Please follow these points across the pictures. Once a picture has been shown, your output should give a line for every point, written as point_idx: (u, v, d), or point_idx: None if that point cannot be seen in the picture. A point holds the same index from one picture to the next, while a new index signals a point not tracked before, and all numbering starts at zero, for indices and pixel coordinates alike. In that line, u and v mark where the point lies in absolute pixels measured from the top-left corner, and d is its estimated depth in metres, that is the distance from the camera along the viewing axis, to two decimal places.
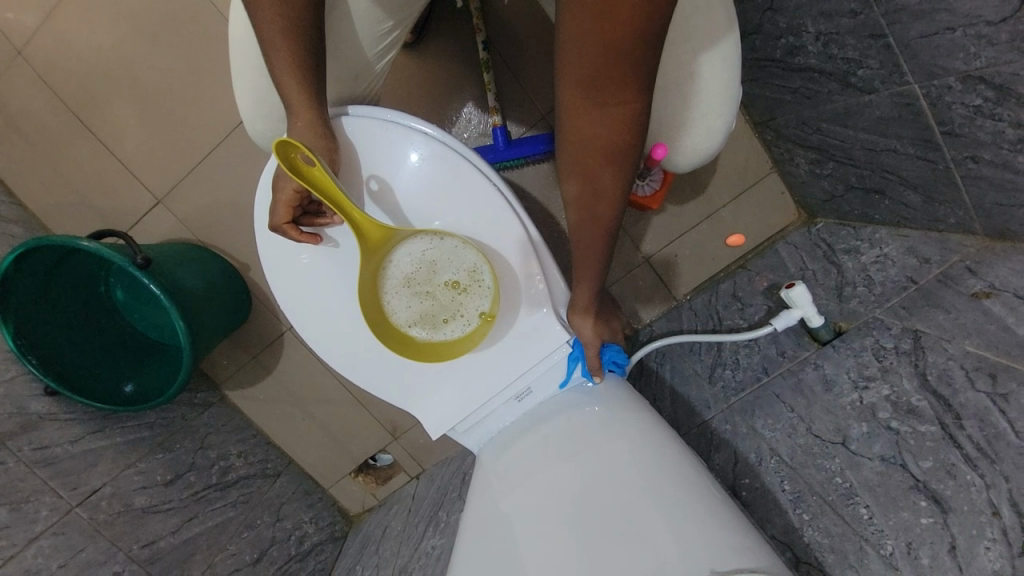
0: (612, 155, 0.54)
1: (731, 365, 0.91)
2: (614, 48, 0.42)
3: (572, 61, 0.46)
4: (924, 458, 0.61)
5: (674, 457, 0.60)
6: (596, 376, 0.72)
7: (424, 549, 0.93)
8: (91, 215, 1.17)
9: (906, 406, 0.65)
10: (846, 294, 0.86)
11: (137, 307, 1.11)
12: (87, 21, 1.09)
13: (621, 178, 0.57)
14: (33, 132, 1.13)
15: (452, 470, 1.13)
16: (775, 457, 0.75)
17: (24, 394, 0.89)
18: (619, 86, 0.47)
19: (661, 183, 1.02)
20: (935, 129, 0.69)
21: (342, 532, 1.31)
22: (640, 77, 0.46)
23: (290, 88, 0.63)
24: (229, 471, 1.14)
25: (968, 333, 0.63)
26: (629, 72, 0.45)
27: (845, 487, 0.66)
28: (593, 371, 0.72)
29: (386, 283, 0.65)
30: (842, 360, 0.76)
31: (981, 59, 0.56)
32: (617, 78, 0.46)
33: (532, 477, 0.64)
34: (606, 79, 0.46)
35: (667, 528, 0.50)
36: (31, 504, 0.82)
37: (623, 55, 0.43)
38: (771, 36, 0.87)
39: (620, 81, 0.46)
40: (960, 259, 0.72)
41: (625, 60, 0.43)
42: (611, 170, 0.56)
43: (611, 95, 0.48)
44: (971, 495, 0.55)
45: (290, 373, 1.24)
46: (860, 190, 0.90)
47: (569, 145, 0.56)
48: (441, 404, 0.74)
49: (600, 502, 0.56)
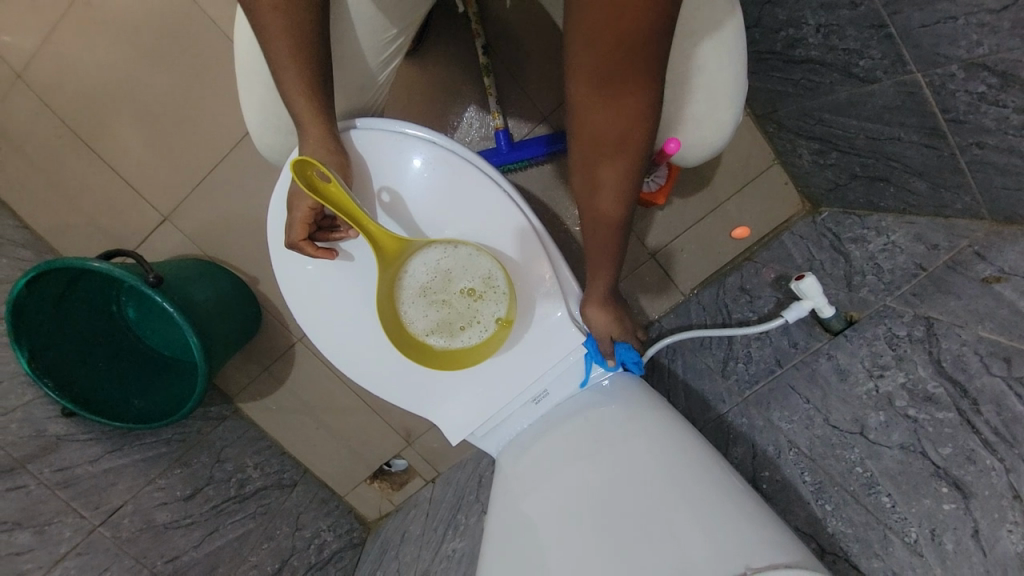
0: (623, 150, 0.54)
1: (744, 358, 0.92)
2: (625, 41, 0.43)
3: (583, 57, 0.46)
4: (943, 445, 0.61)
5: (697, 453, 0.60)
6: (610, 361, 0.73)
7: (445, 552, 0.94)
8: (97, 234, 1.17)
9: (922, 393, 0.65)
10: (855, 283, 0.86)
11: (150, 324, 1.12)
12: (86, 42, 1.09)
13: (631, 174, 0.57)
14: (36, 155, 1.14)
15: (467, 473, 1.14)
16: (794, 449, 0.76)
17: (41, 416, 0.90)
18: (629, 81, 0.47)
19: (666, 179, 1.03)
20: (939, 117, 0.69)
21: (361, 538, 1.31)
22: (650, 70, 0.46)
23: (299, 104, 0.63)
24: (247, 483, 1.15)
25: (981, 318, 0.63)
26: (640, 65, 0.45)
27: (866, 476, 0.67)
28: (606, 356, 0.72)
29: (402, 293, 0.65)
30: (855, 349, 0.77)
31: (983, 47, 0.57)
32: (628, 71, 0.46)
33: (556, 479, 0.64)
34: (618, 72, 0.46)
35: (697, 526, 0.50)
36: (55, 525, 0.83)
37: (633, 48, 0.43)
38: (770, 29, 0.87)
39: (629, 74, 0.46)
40: (969, 243, 0.73)
41: (636, 53, 0.44)
42: (620, 164, 0.56)
43: (621, 89, 0.48)
44: (991, 480, 0.56)
45: (302, 383, 1.24)
46: (865, 178, 0.91)
47: (579, 142, 0.56)
48: (461, 411, 0.75)
49: (627, 502, 0.56)
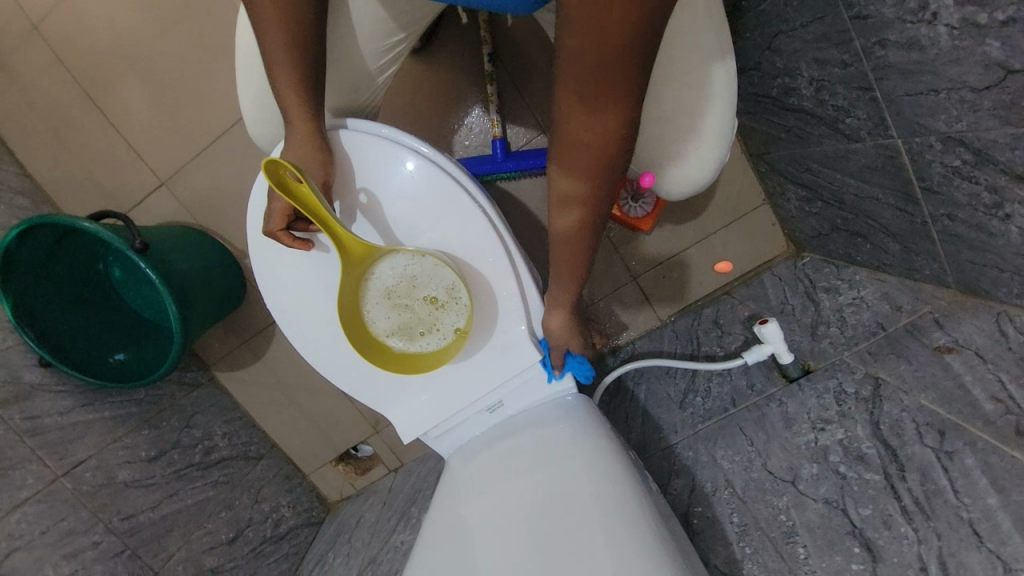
0: (607, 156, 0.52)
1: (703, 392, 0.94)
2: (615, 33, 0.40)
3: (570, 49, 0.43)
4: (864, 506, 0.63)
5: (628, 483, 0.62)
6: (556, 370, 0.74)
7: (392, 543, 0.96)
8: (95, 191, 1.19)
9: (856, 451, 0.67)
10: (819, 333, 0.88)
11: (134, 285, 1.14)
12: (104, 3, 1.11)
13: (609, 184, 0.55)
14: (45, 107, 1.16)
15: (427, 468, 1.16)
16: (729, 489, 0.78)
17: (18, 363, 0.93)
18: (615, 90, 0.45)
19: (653, 207, 1.04)
20: (915, 184, 0.70)
21: (319, 518, 1.34)
22: (638, 77, 0.44)
23: (289, 99, 0.66)
24: (212, 452, 1.18)
25: (925, 386, 0.65)
26: (630, 67, 0.43)
27: (788, 525, 0.69)
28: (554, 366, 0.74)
29: (367, 293, 0.68)
30: (805, 398, 0.79)
31: (962, 122, 0.58)
32: (611, 85, 0.45)
33: (492, 490, 0.66)
34: (604, 76, 0.44)
35: (610, 554, 0.53)
36: (18, 471, 0.85)
37: (619, 61, 0.42)
38: (768, 74, 0.88)
39: (611, 94, 0.46)
40: (930, 310, 0.74)
41: (621, 68, 0.43)
42: (602, 174, 0.54)
43: (605, 100, 0.46)
44: (902, 548, 0.58)
45: (278, 360, 1.27)
46: (845, 232, 0.92)
47: (558, 149, 0.54)
48: (416, 411, 0.77)
49: (551, 521, 0.58)
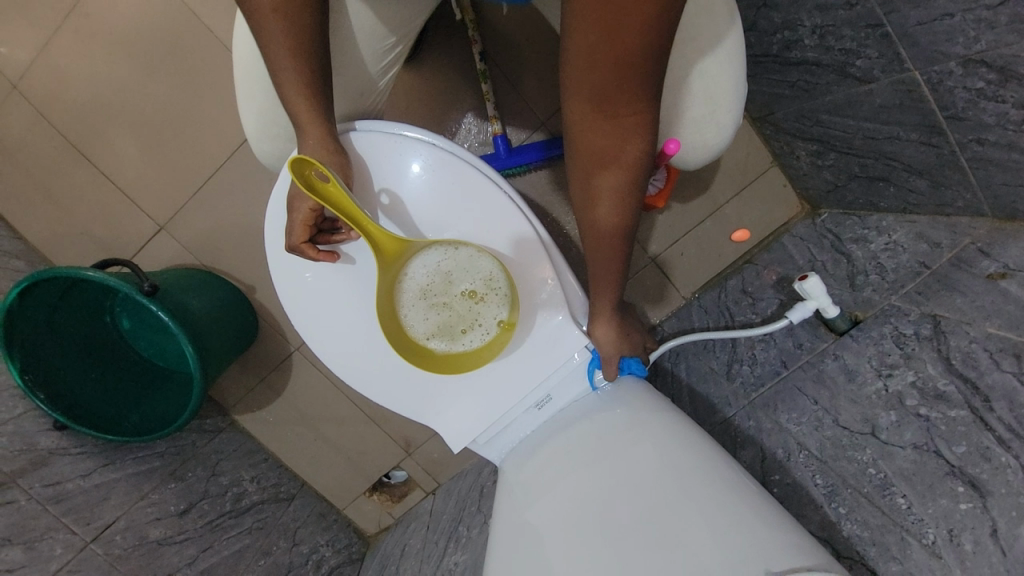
0: (629, 156, 0.53)
1: (748, 360, 0.91)
2: (626, 38, 0.41)
3: (581, 59, 0.44)
4: (957, 443, 0.60)
5: (706, 456, 0.59)
6: (610, 368, 0.71)
7: (447, 566, 0.91)
8: (93, 245, 1.16)
9: (932, 391, 0.65)
10: (859, 283, 0.86)
11: (144, 334, 1.10)
12: (82, 52, 1.09)
13: (631, 183, 0.56)
14: (32, 164, 1.13)
15: (469, 484, 1.11)
16: (804, 452, 0.75)
17: (33, 430, 0.88)
18: (630, 92, 0.46)
19: (666, 181, 0.99)
20: (938, 114, 0.69)
21: (359, 554, 1.28)
22: (651, 79, 0.45)
23: (297, 104, 0.63)
24: (242, 498, 1.12)
25: (988, 315, 0.63)
26: (644, 69, 0.44)
27: (879, 477, 0.66)
28: (611, 367, 0.71)
29: (401, 296, 0.65)
30: (862, 349, 0.77)
31: (981, 42, 0.56)
32: (627, 89, 0.46)
33: (561, 483, 0.62)
34: (617, 80, 0.45)
35: (709, 526, 0.49)
36: (45, 542, 0.81)
37: (635, 65, 0.43)
38: (766, 32, 0.88)
39: (626, 95, 0.47)
40: (971, 241, 0.72)
41: (636, 71, 0.44)
42: (625, 172, 0.55)
43: (620, 103, 0.47)
44: (1007, 477, 0.55)
45: (299, 392, 1.22)
46: (864, 178, 0.90)
47: (577, 152, 0.55)
48: (464, 417, 0.73)
49: (633, 503, 0.54)
